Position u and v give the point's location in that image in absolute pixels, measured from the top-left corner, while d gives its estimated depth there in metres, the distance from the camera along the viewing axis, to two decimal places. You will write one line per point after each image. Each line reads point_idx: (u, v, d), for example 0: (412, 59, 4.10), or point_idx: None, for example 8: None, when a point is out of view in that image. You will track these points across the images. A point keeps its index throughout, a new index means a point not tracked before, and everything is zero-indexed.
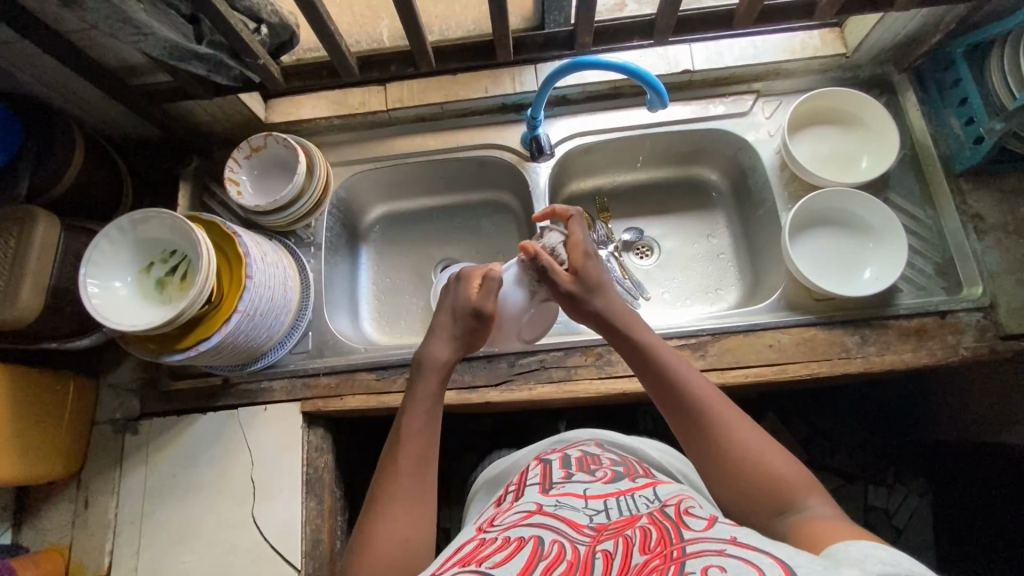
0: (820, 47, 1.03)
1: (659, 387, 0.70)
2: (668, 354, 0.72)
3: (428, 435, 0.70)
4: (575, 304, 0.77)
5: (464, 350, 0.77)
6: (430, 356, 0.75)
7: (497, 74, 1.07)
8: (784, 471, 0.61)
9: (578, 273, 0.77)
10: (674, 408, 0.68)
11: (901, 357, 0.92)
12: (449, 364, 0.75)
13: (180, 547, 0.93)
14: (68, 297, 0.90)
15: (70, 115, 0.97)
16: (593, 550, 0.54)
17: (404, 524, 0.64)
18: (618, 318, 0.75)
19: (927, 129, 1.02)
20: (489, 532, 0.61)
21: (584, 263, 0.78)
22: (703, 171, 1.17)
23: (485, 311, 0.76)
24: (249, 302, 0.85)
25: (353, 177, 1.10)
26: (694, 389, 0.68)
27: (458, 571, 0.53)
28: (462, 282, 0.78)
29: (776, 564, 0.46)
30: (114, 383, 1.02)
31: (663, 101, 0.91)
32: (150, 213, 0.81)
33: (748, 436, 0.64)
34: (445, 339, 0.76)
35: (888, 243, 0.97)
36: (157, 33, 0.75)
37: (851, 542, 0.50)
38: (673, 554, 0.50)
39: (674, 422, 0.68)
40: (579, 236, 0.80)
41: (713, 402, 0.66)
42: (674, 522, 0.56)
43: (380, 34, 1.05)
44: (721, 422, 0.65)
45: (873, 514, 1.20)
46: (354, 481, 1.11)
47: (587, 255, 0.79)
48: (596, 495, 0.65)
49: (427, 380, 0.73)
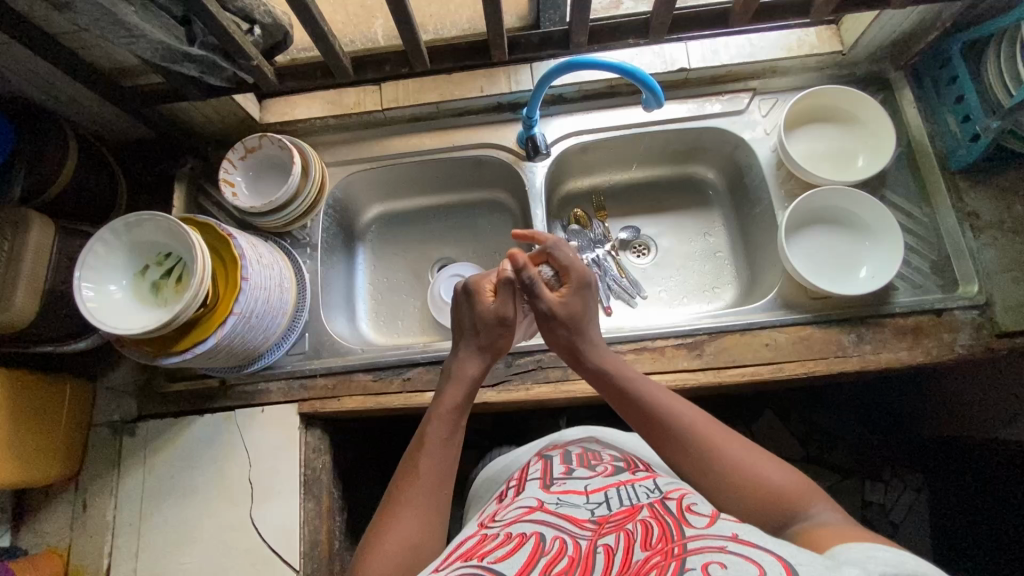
0: (817, 45, 1.03)
1: (637, 415, 0.70)
2: (636, 375, 0.73)
3: (451, 446, 0.70)
4: (553, 327, 0.76)
5: (491, 360, 0.78)
6: (460, 368, 0.76)
7: (493, 73, 1.06)
8: (777, 476, 0.62)
9: (564, 302, 0.76)
10: (657, 436, 0.67)
11: (897, 356, 0.92)
12: (479, 376, 0.76)
13: (179, 548, 0.93)
14: (63, 300, 0.90)
15: (64, 116, 0.97)
16: (595, 543, 0.54)
17: (416, 524, 0.64)
18: (587, 347, 0.76)
19: (923, 126, 1.02)
20: (491, 527, 0.62)
21: (572, 295, 0.77)
22: (699, 169, 1.17)
23: (507, 314, 0.76)
24: (245, 304, 0.85)
25: (348, 177, 1.10)
26: (671, 408, 0.68)
27: (459, 566, 0.54)
28: (474, 290, 0.77)
29: (777, 562, 0.46)
30: (111, 385, 1.02)
31: (659, 100, 0.90)
32: (143, 216, 0.81)
33: (733, 444, 0.65)
34: (473, 352, 0.77)
35: (884, 242, 0.97)
36: (148, 35, 0.75)
37: (854, 546, 0.51)
38: (674, 551, 0.50)
39: (660, 449, 0.68)
40: (569, 259, 0.78)
41: (693, 419, 0.67)
42: (675, 517, 0.56)
43: (374, 33, 1.04)
44: (704, 437, 0.65)
45: (870, 510, 1.21)
46: (352, 481, 1.11)
47: (579, 286, 0.77)
48: (596, 489, 0.65)
49: (452, 393, 0.74)
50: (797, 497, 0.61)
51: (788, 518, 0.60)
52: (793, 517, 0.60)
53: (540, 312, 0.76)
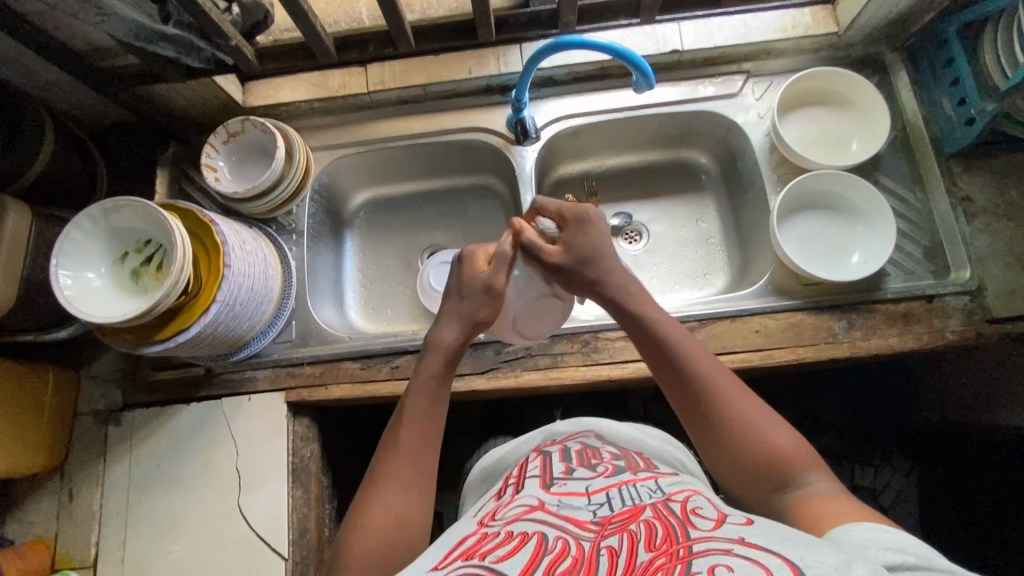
0: (812, 26, 1.01)
1: (656, 353, 0.70)
2: (670, 327, 0.71)
3: (434, 417, 0.69)
4: (569, 274, 0.75)
5: (472, 331, 0.74)
6: (437, 338, 0.73)
7: (482, 54, 1.03)
8: (781, 439, 0.63)
9: (567, 244, 0.75)
10: (682, 395, 0.67)
11: (887, 342, 0.91)
12: (456, 345, 0.73)
13: (167, 537, 0.93)
14: (42, 288, 0.88)
15: (39, 99, 0.94)
16: (598, 546, 0.53)
17: (401, 499, 0.63)
18: (611, 286, 0.74)
19: (918, 110, 1.00)
20: (491, 526, 0.61)
21: (574, 233, 0.75)
22: (692, 154, 1.16)
23: (496, 285, 0.73)
24: (229, 292, 0.84)
25: (334, 162, 1.08)
26: (689, 356, 0.68)
27: (460, 565, 0.53)
28: (465, 261, 0.76)
29: (785, 565, 0.46)
30: (95, 374, 1.01)
31: (650, 82, 0.88)
32: (121, 201, 0.79)
33: (744, 403, 0.65)
34: (451, 322, 0.74)
35: (877, 226, 0.96)
36: (120, 14, 0.73)
37: (852, 525, 0.52)
38: (679, 553, 0.49)
39: (682, 407, 0.68)
40: (556, 206, 0.77)
41: (721, 384, 0.66)
42: (679, 520, 0.55)
43: (359, 13, 1.01)
44: (727, 404, 0.65)
45: (859, 493, 1.22)
46: (342, 470, 1.11)
47: (577, 223, 0.75)
48: (598, 490, 0.64)
49: (430, 362, 0.72)
50: (795, 463, 0.61)
51: (782, 479, 0.61)
52: (787, 479, 0.61)
53: (549, 266, 0.75)
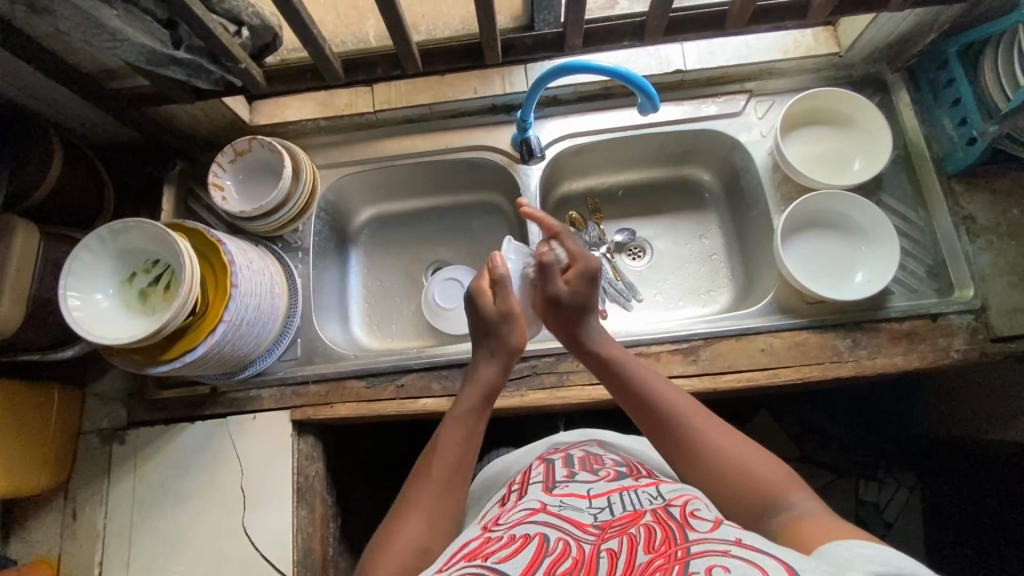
0: (813, 46, 1.02)
1: (649, 425, 0.70)
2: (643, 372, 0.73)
3: (471, 449, 0.70)
4: (558, 311, 0.77)
5: (506, 366, 0.75)
6: (477, 373, 0.74)
7: (487, 75, 1.06)
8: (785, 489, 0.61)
9: (572, 286, 0.77)
10: (657, 431, 0.69)
11: (892, 361, 0.92)
12: (496, 381, 0.74)
13: (171, 557, 0.92)
14: (49, 307, 0.88)
15: (49, 119, 0.95)
16: (598, 548, 0.53)
17: (421, 526, 0.63)
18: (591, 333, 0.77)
19: (919, 129, 1.01)
20: (493, 530, 0.60)
21: (584, 283, 0.77)
22: (695, 171, 1.16)
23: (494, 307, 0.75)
24: (236, 311, 0.84)
25: (339, 180, 1.08)
26: (673, 407, 0.69)
27: (463, 565, 0.53)
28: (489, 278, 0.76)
29: (778, 564, 0.46)
30: (99, 392, 1.00)
31: (654, 104, 0.89)
32: (130, 223, 0.79)
33: (728, 444, 0.65)
34: (490, 360, 0.75)
35: (880, 247, 0.97)
36: (132, 40, 0.75)
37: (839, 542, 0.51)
38: (677, 554, 0.49)
39: (661, 443, 0.69)
40: (575, 250, 0.79)
41: (691, 415, 0.68)
42: (678, 522, 0.55)
43: (366, 35, 1.03)
44: (701, 436, 0.66)
45: (864, 509, 1.21)
46: (347, 488, 1.10)
47: (588, 274, 0.78)
48: (599, 494, 0.64)
49: (466, 395, 0.73)
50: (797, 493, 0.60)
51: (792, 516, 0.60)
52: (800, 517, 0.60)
53: (549, 296, 0.77)
